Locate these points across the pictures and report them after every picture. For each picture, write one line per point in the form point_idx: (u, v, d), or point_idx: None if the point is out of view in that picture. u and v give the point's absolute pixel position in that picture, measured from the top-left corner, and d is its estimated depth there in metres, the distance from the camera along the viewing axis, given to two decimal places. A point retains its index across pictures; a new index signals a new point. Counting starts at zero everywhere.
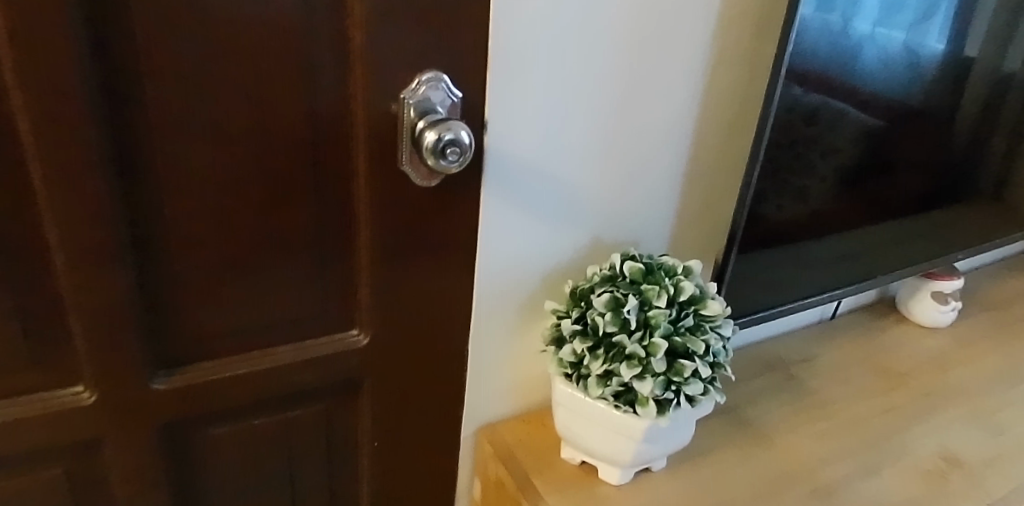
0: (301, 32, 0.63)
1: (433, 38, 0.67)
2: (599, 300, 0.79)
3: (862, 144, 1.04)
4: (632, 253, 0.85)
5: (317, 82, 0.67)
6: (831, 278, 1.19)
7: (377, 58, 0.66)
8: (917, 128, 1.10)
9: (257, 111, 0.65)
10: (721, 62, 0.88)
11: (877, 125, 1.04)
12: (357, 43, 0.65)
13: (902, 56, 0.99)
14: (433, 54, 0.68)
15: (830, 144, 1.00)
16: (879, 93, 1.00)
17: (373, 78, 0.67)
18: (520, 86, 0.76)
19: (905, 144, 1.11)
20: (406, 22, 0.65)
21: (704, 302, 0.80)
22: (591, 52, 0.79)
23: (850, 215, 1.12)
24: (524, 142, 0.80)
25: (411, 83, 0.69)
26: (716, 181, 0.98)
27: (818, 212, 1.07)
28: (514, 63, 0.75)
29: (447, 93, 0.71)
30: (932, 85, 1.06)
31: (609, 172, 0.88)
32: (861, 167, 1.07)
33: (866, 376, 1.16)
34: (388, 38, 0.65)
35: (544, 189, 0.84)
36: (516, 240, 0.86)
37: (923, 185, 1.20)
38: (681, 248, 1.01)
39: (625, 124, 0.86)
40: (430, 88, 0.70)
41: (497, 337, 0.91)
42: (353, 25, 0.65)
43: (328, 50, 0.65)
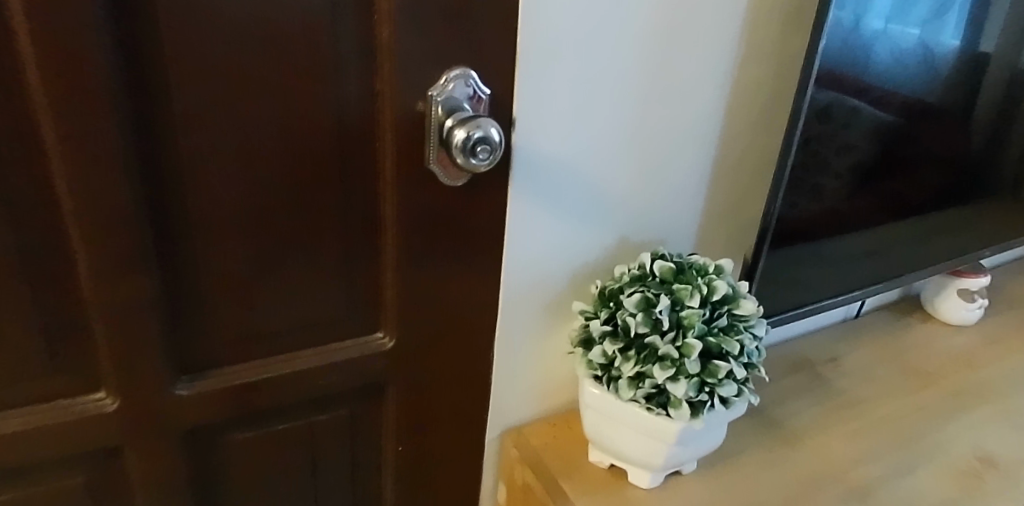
0: (327, 28, 0.62)
1: (461, 33, 0.66)
2: (630, 300, 0.77)
3: (884, 140, 1.02)
4: (661, 252, 0.83)
5: (344, 80, 0.65)
6: (855, 276, 1.17)
7: (404, 54, 0.64)
8: (937, 124, 1.08)
9: (282, 110, 0.63)
10: (749, 57, 0.86)
11: (893, 122, 1.02)
12: (385, 39, 0.64)
13: (916, 53, 0.96)
14: (461, 50, 0.67)
15: (843, 142, 0.97)
16: (893, 89, 0.97)
17: (400, 76, 0.65)
18: (548, 82, 0.75)
19: (926, 140, 1.09)
20: (435, 17, 0.64)
21: (737, 302, 0.78)
22: (619, 49, 0.77)
23: (868, 213, 1.10)
24: (552, 142, 0.78)
25: (439, 79, 0.67)
26: (743, 178, 0.96)
27: (835, 211, 1.05)
28: (542, 59, 0.73)
29: (475, 89, 0.69)
30: (947, 83, 1.04)
31: (637, 171, 0.86)
32: (876, 165, 1.05)
33: (895, 375, 1.14)
34: (416, 33, 0.64)
35: (571, 188, 0.82)
36: (544, 241, 0.84)
37: (946, 182, 1.17)
38: (708, 247, 0.99)
39: (652, 121, 0.84)
40: (458, 85, 0.68)
41: (523, 339, 0.89)
42: (380, 21, 0.63)
43: (355, 47, 0.64)
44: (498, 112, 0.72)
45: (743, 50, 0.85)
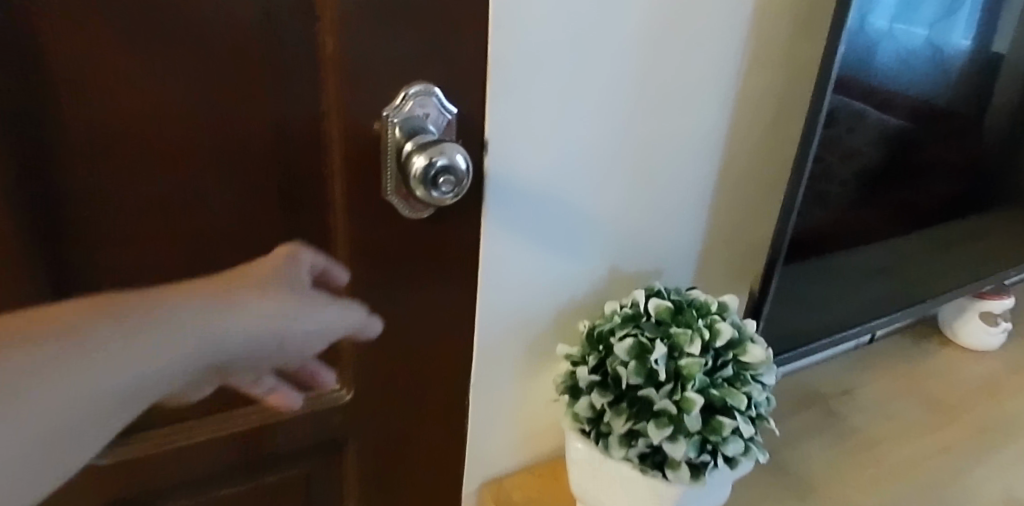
0: (260, 37, 0.51)
1: (419, 41, 0.56)
2: (622, 346, 0.68)
3: (890, 148, 0.93)
4: (657, 288, 0.73)
5: (283, 100, 0.55)
6: (868, 300, 1.07)
7: (353, 68, 0.55)
8: (948, 131, 0.98)
9: (209, 136, 0.53)
10: (756, 66, 0.77)
11: (900, 127, 0.92)
12: (329, 51, 0.54)
13: (924, 55, 0.87)
14: (420, 62, 0.57)
15: (848, 148, 0.87)
16: (899, 91, 0.88)
17: (349, 94, 0.56)
18: (527, 95, 0.65)
19: (937, 148, 0.99)
20: (387, 22, 0.54)
21: (744, 347, 0.69)
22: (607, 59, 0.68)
23: (878, 227, 1.00)
24: (532, 166, 0.69)
25: (396, 97, 0.57)
26: (749, 200, 0.86)
27: (841, 225, 0.95)
28: (519, 69, 0.63)
29: (439, 108, 0.59)
30: (957, 84, 0.94)
31: (631, 192, 0.77)
32: (883, 174, 0.95)
33: (914, 409, 1.04)
34: (366, 43, 0.54)
35: (557, 215, 0.73)
36: (524, 275, 0.75)
37: (963, 195, 1.08)
38: (709, 276, 0.90)
39: (647, 139, 0.74)
40: (418, 104, 0.58)
41: (502, 384, 0.79)
42: (324, 29, 0.53)
43: (295, 60, 0.54)
44: (468, 133, 0.62)
45: (748, 57, 0.76)
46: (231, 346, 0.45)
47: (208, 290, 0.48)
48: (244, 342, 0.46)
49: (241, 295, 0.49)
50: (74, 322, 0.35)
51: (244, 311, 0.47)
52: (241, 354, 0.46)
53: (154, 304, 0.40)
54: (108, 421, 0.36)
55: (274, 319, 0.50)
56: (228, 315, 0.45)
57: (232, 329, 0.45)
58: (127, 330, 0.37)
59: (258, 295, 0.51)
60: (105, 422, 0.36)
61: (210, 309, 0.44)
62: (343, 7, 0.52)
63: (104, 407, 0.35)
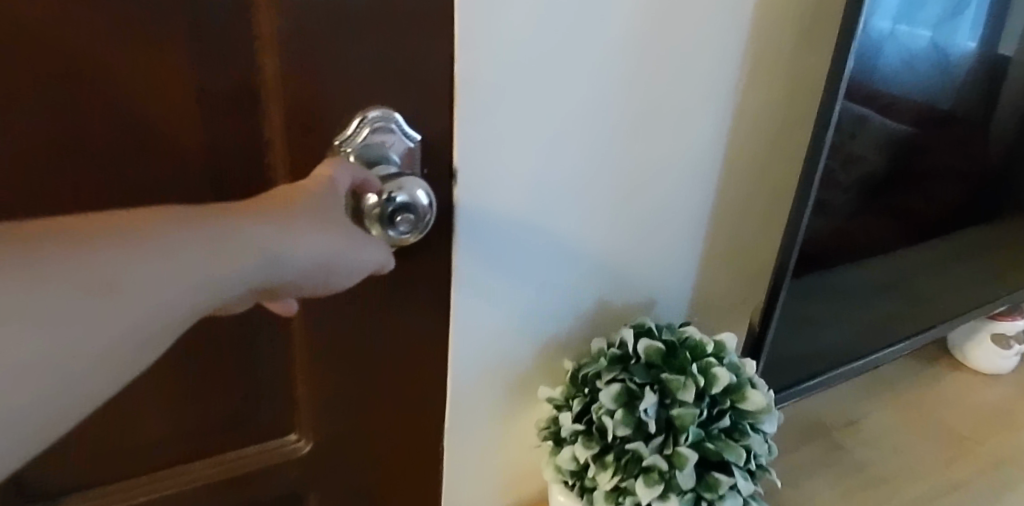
0: (191, 58, 0.46)
1: (373, 61, 0.50)
2: (608, 393, 0.61)
3: (887, 151, 0.84)
4: (647, 325, 0.67)
5: (221, 128, 0.49)
6: (875, 326, 1.01)
7: (299, 89, 0.49)
8: (952, 137, 0.90)
9: (138, 170, 0.48)
10: (755, 82, 0.70)
11: (906, 131, 0.84)
12: (272, 73, 0.48)
13: (927, 60, 0.79)
14: (376, 84, 0.51)
15: (852, 153, 0.79)
16: (904, 94, 0.80)
17: (298, 119, 0.50)
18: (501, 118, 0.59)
19: (942, 155, 0.91)
20: (336, 39, 0.48)
21: (743, 393, 0.62)
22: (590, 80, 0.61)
23: (884, 238, 0.93)
24: (508, 198, 0.63)
25: (351, 123, 0.52)
26: (749, 225, 0.80)
27: (838, 236, 0.87)
28: (492, 90, 0.57)
29: (400, 137, 0.53)
30: (966, 86, 0.86)
31: (618, 220, 0.70)
32: (886, 179, 0.87)
33: (922, 441, 0.99)
34: (313, 62, 0.48)
35: (536, 246, 0.67)
36: (501, 313, 0.69)
37: (971, 208, 1.01)
38: (705, 305, 0.84)
39: (636, 165, 0.68)
40: (376, 131, 0.52)
41: (481, 429, 0.73)
42: (263, 48, 0.47)
43: (233, 85, 0.48)
44: (433, 161, 0.56)
45: (748, 72, 0.69)
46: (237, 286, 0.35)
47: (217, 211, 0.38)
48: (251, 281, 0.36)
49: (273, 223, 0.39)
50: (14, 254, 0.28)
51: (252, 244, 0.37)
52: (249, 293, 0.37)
53: (128, 237, 0.32)
54: (73, 389, 0.29)
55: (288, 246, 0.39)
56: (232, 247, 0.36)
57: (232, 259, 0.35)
58: (73, 275, 0.29)
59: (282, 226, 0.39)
60: (68, 391, 0.29)
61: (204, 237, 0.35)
62: (283, 24, 0.46)
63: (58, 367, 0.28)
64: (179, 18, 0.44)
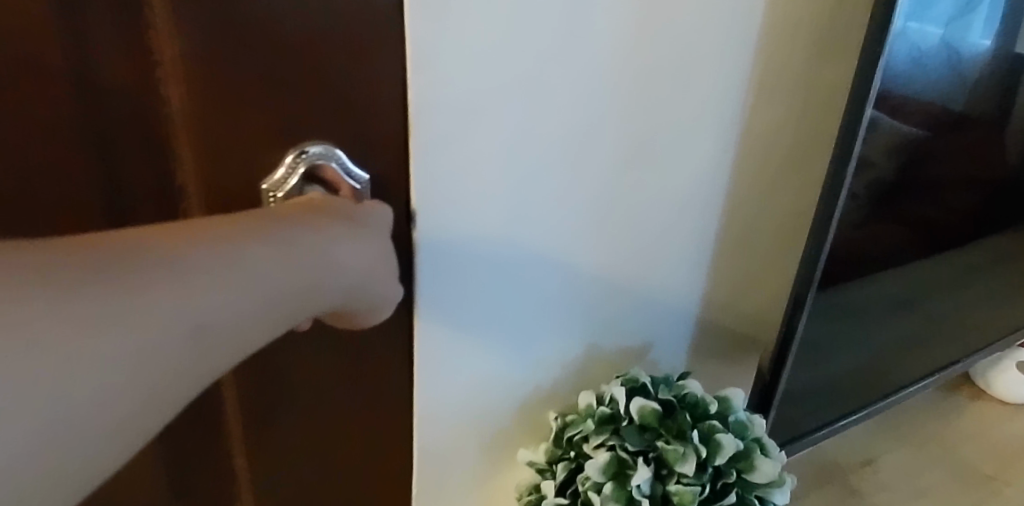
0: (76, 97, 0.37)
1: (304, 91, 0.42)
2: (595, 464, 0.53)
3: (900, 156, 0.74)
4: (640, 378, 0.58)
5: (123, 176, 0.41)
6: (892, 358, 0.93)
7: (215, 126, 0.41)
8: (964, 140, 0.81)
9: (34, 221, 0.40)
10: (762, 98, 0.61)
11: (918, 135, 0.75)
12: (180, 110, 0.40)
13: (940, 58, 0.70)
14: (309, 117, 0.43)
15: (862, 159, 0.70)
16: (915, 93, 0.70)
17: (214, 161, 0.42)
18: (469, 150, 0.49)
19: (955, 158, 0.82)
20: (257, 68, 0.40)
21: (750, 462, 0.54)
22: (577, 100, 0.52)
23: (899, 250, 0.83)
24: (480, 238, 0.54)
25: (286, 158, 0.43)
26: (755, 255, 0.71)
27: (851, 255, 0.77)
28: (455, 116, 0.47)
29: (344, 177, 0.45)
30: (979, 85, 0.77)
31: (611, 260, 0.61)
32: (898, 187, 0.77)
33: (946, 483, 0.90)
34: (229, 95, 0.40)
35: (515, 290, 0.58)
36: (475, 365, 0.60)
37: (991, 218, 0.91)
38: (710, 345, 0.75)
39: (632, 195, 0.59)
40: (313, 170, 0.44)
41: (456, 491, 0.65)
42: (165, 82, 0.39)
43: (133, 126, 0.39)
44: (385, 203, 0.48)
45: (756, 90, 0.60)
46: (286, 301, 0.32)
47: (257, 212, 0.35)
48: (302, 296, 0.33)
49: (318, 228, 0.36)
50: (58, 275, 0.23)
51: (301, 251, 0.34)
52: (300, 310, 0.33)
53: (172, 251, 0.28)
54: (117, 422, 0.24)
55: (335, 257, 0.36)
56: (282, 256, 0.32)
57: (283, 271, 0.32)
58: (128, 295, 0.25)
59: (322, 231, 0.36)
60: (113, 428, 0.23)
61: (250, 248, 0.31)
62: (189, 52, 0.38)
63: (104, 402, 0.23)
64: (55, 51, 0.36)
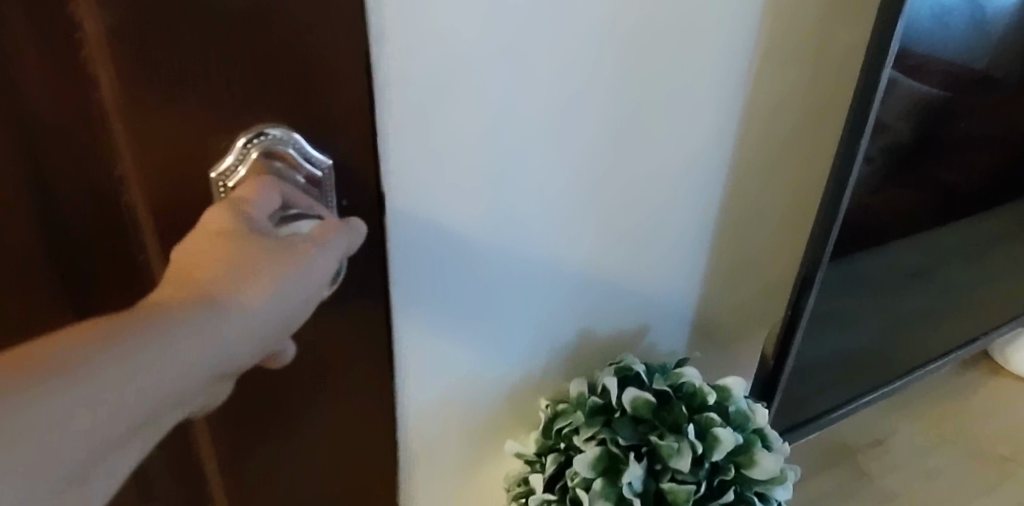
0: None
1: (260, 66, 0.34)
2: (584, 459, 0.50)
3: (916, 118, 0.69)
4: (633, 367, 0.55)
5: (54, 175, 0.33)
6: (906, 332, 0.89)
7: (153, 111, 0.33)
8: (987, 101, 0.75)
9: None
10: (771, 60, 0.56)
11: (937, 97, 0.69)
12: (111, 92, 0.32)
13: (963, 10, 0.64)
14: (266, 95, 0.35)
15: (880, 121, 0.65)
16: (934, 50, 0.64)
17: (157, 149, 0.34)
18: (445, 128, 0.45)
19: (976, 121, 0.76)
20: (201, 39, 0.32)
21: (750, 457, 0.51)
22: (566, 68, 0.47)
23: (914, 220, 0.78)
24: (463, 220, 0.50)
25: (235, 143, 0.35)
26: (761, 231, 0.67)
27: (863, 225, 0.73)
28: (426, 90, 0.43)
29: (297, 167, 0.37)
30: (1003, 42, 0.71)
31: (602, 242, 0.58)
32: (914, 151, 0.72)
33: (959, 465, 0.87)
34: (171, 72, 0.32)
35: (501, 272, 0.54)
36: (460, 351, 0.57)
37: (1011, 186, 0.86)
38: (712, 326, 0.71)
39: (627, 170, 0.55)
40: (268, 154, 0.36)
41: (442, 479, 0.63)
42: (92, 60, 0.31)
43: (59, 114, 0.32)
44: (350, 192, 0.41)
45: (761, 53, 0.55)
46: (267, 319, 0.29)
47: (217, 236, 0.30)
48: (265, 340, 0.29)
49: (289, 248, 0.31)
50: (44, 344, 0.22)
51: (266, 290, 0.29)
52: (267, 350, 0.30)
53: (114, 337, 0.23)
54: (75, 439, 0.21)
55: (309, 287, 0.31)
56: (237, 314, 0.27)
57: (241, 332, 0.28)
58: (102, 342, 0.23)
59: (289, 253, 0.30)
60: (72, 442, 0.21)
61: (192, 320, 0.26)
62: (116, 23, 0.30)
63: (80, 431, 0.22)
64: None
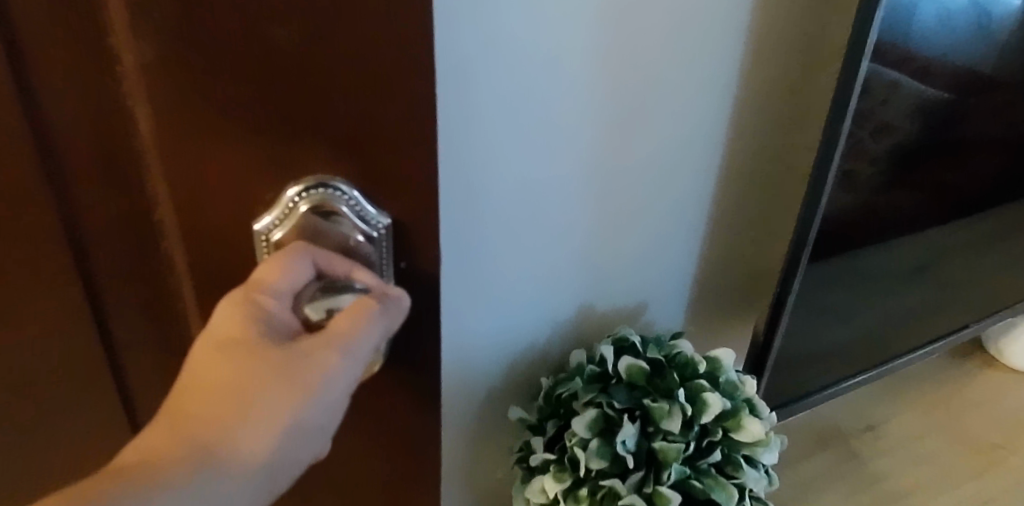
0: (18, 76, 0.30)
1: (309, 99, 0.27)
2: (582, 421, 0.53)
3: (919, 121, 0.72)
4: (631, 338, 0.58)
5: (87, 163, 0.33)
6: (903, 322, 0.91)
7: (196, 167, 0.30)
8: (991, 102, 0.77)
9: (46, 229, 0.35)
10: (760, 54, 0.60)
11: (937, 98, 0.71)
12: (144, 105, 0.29)
13: (967, 15, 0.67)
14: (329, 143, 0.28)
15: (881, 123, 0.68)
16: (937, 54, 0.67)
17: (193, 199, 0.31)
18: (492, 109, 0.50)
19: (980, 121, 0.78)
20: (239, 62, 0.26)
21: (738, 421, 0.54)
22: (598, 63, 0.52)
23: (916, 219, 0.81)
24: (502, 195, 0.55)
25: (286, 191, 0.30)
26: (754, 216, 0.70)
27: (868, 220, 0.76)
28: (478, 72, 0.48)
29: (351, 228, 0.30)
30: (1009, 46, 0.73)
31: (620, 223, 0.62)
32: (919, 154, 0.75)
33: (951, 450, 0.90)
34: (205, 94, 0.27)
35: (530, 247, 0.59)
36: (491, 319, 0.61)
37: (1011, 180, 0.87)
38: (708, 306, 0.74)
39: (646, 158, 0.59)
40: (319, 209, 0.30)
41: (451, 444, 0.67)
42: (129, 93, 0.29)
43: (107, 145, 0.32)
44: (411, 253, 0.32)
45: (750, 48, 0.59)
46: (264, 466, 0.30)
47: (235, 339, 0.30)
48: (270, 482, 0.31)
49: (301, 361, 0.30)
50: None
51: (267, 433, 0.30)
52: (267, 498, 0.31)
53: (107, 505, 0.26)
54: None
55: (318, 413, 0.31)
56: (231, 463, 0.29)
57: (237, 474, 0.29)
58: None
59: (294, 373, 0.30)
60: None
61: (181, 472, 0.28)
62: (147, 47, 0.27)
63: None
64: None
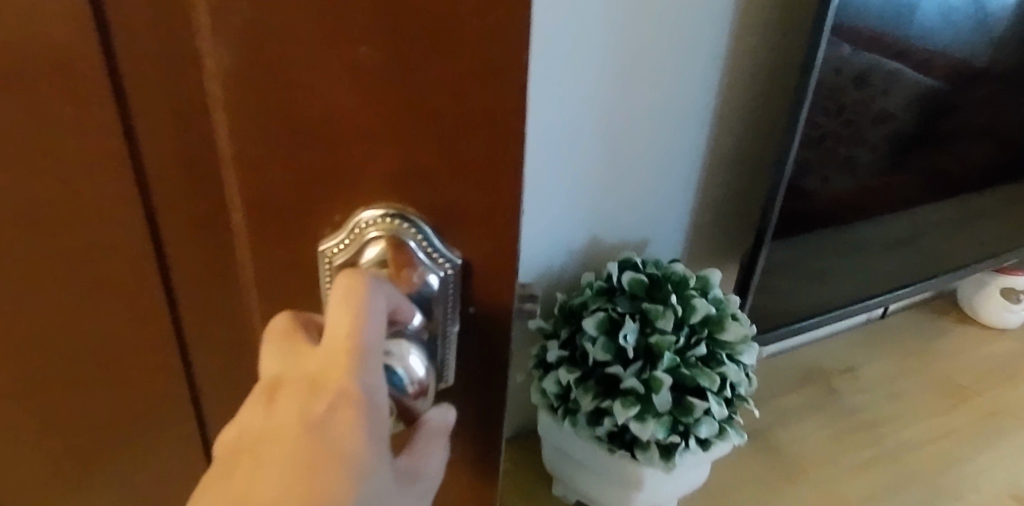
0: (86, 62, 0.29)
1: (389, 120, 0.25)
2: (591, 321, 0.64)
3: (916, 110, 0.80)
4: (636, 260, 0.69)
5: (152, 170, 0.31)
6: (884, 277, 1.01)
7: (277, 185, 0.27)
8: (985, 93, 0.85)
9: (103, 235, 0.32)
10: (747, 25, 0.69)
11: (936, 87, 0.80)
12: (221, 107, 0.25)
13: (965, 5, 0.74)
14: (419, 166, 0.26)
15: (881, 110, 0.78)
16: (934, 43, 0.75)
17: (272, 219, 0.28)
18: (552, 86, 0.64)
19: (976, 108, 0.86)
20: (309, 76, 0.24)
21: (720, 324, 0.65)
22: (629, 50, 0.65)
23: (907, 193, 0.90)
24: (556, 154, 0.68)
25: (362, 214, 0.27)
26: (743, 168, 0.80)
27: (865, 193, 0.86)
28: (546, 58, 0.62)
29: (421, 270, 0.28)
30: (1004, 39, 0.80)
31: (642, 180, 0.75)
32: (918, 139, 0.84)
33: (924, 390, 1.00)
34: (271, 102, 0.24)
35: (569, 194, 0.72)
36: (540, 255, 0.75)
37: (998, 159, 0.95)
38: (700, 244, 0.85)
39: (662, 125, 0.72)
40: (397, 247, 0.27)
41: None
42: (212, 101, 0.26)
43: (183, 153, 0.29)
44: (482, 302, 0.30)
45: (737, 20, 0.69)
46: None
47: (304, 455, 0.25)
48: None
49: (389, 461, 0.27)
50: None
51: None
52: None
53: None
54: None
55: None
56: None
57: None
58: None
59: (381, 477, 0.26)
60: None
61: None
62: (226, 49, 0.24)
63: None
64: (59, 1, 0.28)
